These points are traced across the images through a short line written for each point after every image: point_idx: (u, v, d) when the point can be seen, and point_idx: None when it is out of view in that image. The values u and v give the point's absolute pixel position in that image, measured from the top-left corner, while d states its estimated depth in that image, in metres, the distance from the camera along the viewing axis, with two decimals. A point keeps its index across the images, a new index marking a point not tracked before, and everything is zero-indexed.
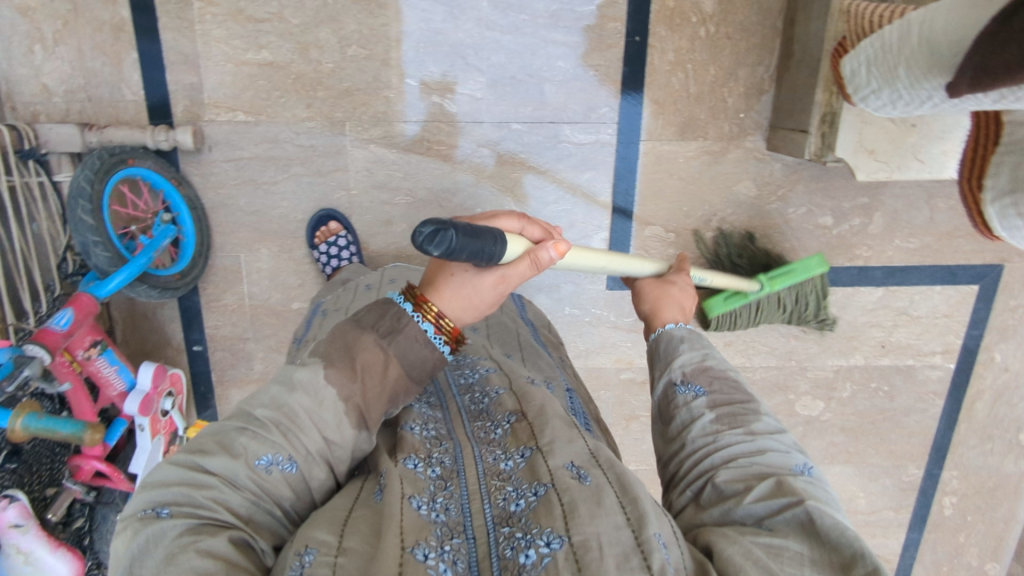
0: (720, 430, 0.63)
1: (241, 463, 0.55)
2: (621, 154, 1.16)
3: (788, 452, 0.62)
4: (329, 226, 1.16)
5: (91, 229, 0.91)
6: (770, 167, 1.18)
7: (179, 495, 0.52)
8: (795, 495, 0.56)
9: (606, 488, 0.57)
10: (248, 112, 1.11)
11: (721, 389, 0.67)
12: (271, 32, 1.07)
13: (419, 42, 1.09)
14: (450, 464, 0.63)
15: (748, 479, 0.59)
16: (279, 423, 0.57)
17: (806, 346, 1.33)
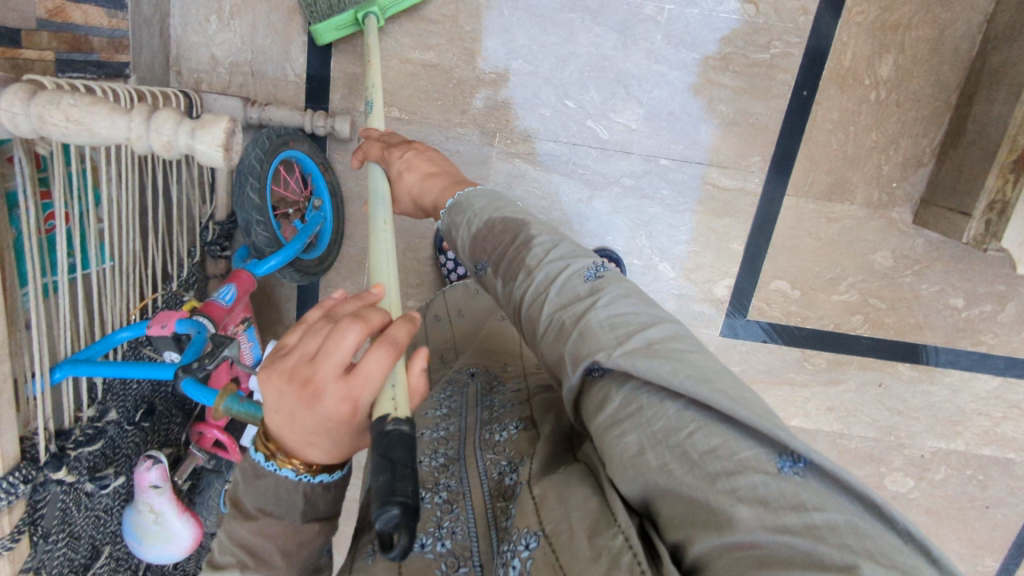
0: (513, 286, 0.54)
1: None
2: (763, 206, 1.15)
3: (570, 264, 0.52)
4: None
5: (255, 208, 0.92)
6: (912, 241, 1.16)
7: None
8: (595, 343, 0.46)
9: (575, 472, 0.49)
10: (403, 110, 1.12)
11: (494, 234, 0.57)
12: (441, 35, 1.08)
13: (585, 66, 1.09)
14: (455, 487, 0.59)
15: (563, 337, 0.49)
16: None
17: (910, 424, 1.29)
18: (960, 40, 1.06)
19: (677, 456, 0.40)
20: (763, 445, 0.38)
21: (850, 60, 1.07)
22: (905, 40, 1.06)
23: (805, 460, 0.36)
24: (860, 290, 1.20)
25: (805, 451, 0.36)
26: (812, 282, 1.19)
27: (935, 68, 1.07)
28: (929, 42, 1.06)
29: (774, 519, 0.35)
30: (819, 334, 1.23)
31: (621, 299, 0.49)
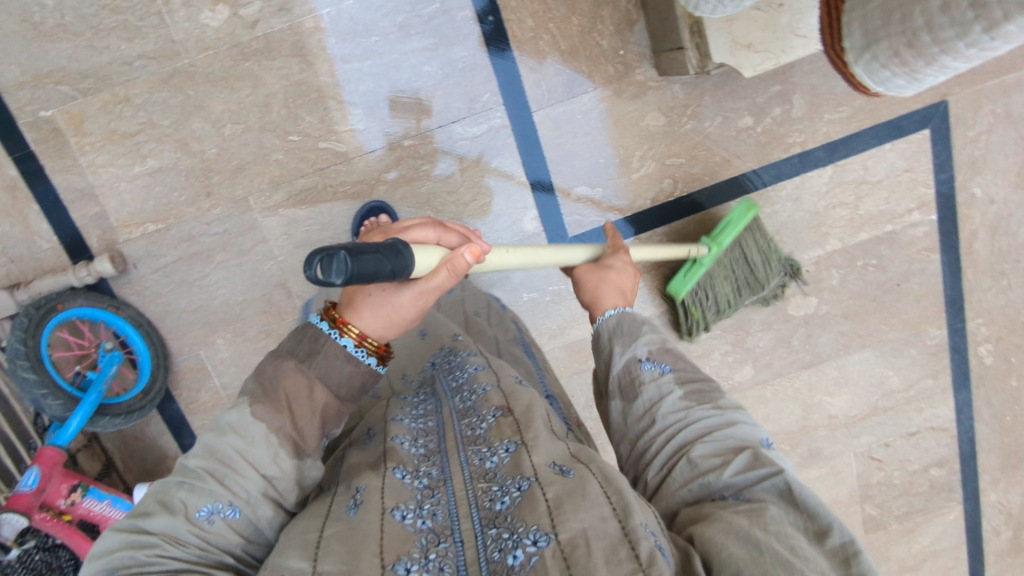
0: (689, 405, 0.58)
1: (183, 517, 0.51)
2: (520, 132, 1.15)
3: (752, 426, 0.58)
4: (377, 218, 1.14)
5: (35, 383, 1.02)
6: (670, 91, 1.15)
7: (124, 559, 0.48)
8: (772, 466, 0.51)
9: (591, 479, 0.51)
10: (157, 221, 1.14)
11: (686, 367, 0.61)
12: (148, 140, 1.10)
13: (287, 98, 1.11)
14: (438, 474, 0.55)
15: (726, 453, 0.54)
16: (214, 470, 0.53)
17: (777, 249, 1.25)
18: None
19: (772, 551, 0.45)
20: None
21: None
22: None
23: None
24: (654, 158, 1.18)
25: None
26: (605, 175, 1.18)
27: None
28: None
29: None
30: (643, 215, 1.21)
31: (785, 464, 0.55)
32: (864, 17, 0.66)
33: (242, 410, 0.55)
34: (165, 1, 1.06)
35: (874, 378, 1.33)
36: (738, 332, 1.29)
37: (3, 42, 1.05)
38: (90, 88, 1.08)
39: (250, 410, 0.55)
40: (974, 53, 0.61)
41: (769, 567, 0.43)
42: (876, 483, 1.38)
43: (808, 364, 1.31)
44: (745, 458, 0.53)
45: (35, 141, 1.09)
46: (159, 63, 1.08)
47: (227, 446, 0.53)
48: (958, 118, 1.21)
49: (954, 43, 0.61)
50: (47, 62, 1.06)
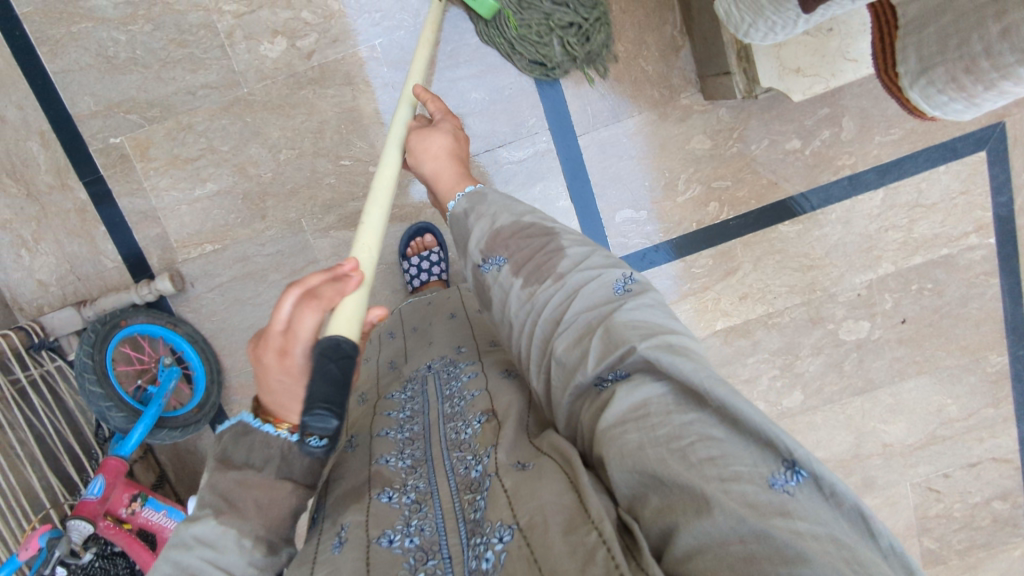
0: (533, 292, 0.61)
1: None
2: (565, 155, 1.17)
3: (600, 276, 0.59)
4: (424, 238, 1.17)
5: (101, 396, 1.06)
6: (716, 115, 1.15)
7: None
8: (627, 342, 0.51)
9: (547, 466, 0.53)
10: (214, 242, 1.19)
11: (516, 246, 0.62)
12: (209, 164, 1.16)
13: (340, 124, 1.14)
14: (424, 487, 0.57)
15: (584, 339, 0.55)
16: None
17: (828, 272, 1.22)
18: None
19: (677, 457, 0.44)
20: (758, 445, 0.44)
21: None
22: None
23: (804, 469, 0.42)
24: (699, 180, 1.18)
25: (808, 461, 0.41)
26: (650, 197, 1.18)
27: None
28: None
29: (760, 511, 0.40)
30: (689, 236, 1.20)
31: (649, 308, 0.56)
32: (920, 44, 0.66)
33: (209, 521, 0.50)
34: (228, 34, 1.11)
35: (932, 407, 1.28)
36: (788, 356, 1.26)
37: (78, 74, 1.12)
38: (156, 116, 1.14)
39: (219, 520, 0.50)
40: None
41: (678, 491, 0.43)
42: (935, 516, 1.32)
43: (860, 391, 1.27)
44: (615, 339, 0.53)
45: (104, 167, 1.15)
46: (221, 93, 1.13)
47: (209, 562, 0.49)
48: (1017, 139, 1.18)
49: (1015, 69, 0.60)
50: (118, 92, 1.13)
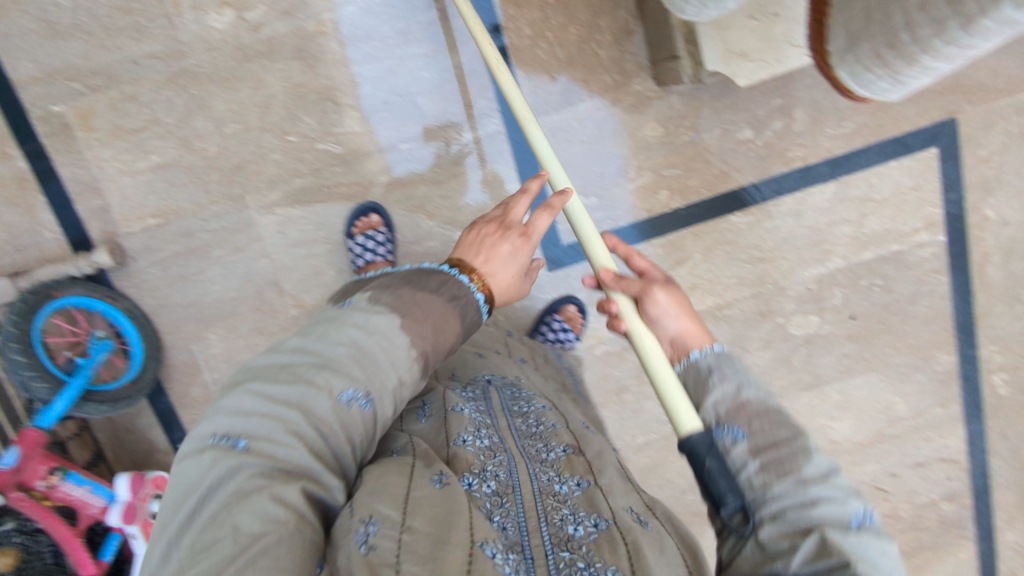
0: (768, 481, 0.50)
1: (328, 395, 0.61)
2: (514, 138, 1.16)
3: (844, 501, 0.49)
4: (371, 218, 1.15)
5: (24, 365, 1.06)
6: (668, 102, 1.15)
7: (259, 429, 0.59)
8: (841, 558, 0.46)
9: (666, 538, 0.59)
10: (156, 216, 1.16)
11: (764, 428, 0.53)
12: (152, 137, 1.14)
13: (287, 100, 1.13)
14: (505, 479, 0.61)
15: (795, 534, 0.48)
16: (359, 361, 0.63)
17: (778, 265, 1.21)
18: None
19: None
20: None
21: None
22: None
23: None
24: (650, 168, 1.17)
25: None
26: (599, 182, 1.17)
27: None
28: None
29: None
30: (639, 223, 1.19)
31: (869, 545, 0.48)
32: (847, 19, 0.65)
33: (392, 318, 0.65)
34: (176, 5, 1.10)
35: (880, 405, 1.27)
36: (736, 349, 1.25)
37: (21, 39, 1.10)
38: (100, 85, 1.12)
39: (398, 320, 0.65)
40: (953, 51, 0.59)
41: None
42: (881, 515, 1.31)
43: (809, 386, 1.27)
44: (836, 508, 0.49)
45: (45, 135, 1.13)
46: (167, 63, 1.12)
47: (366, 343, 0.64)
48: (969, 136, 1.18)
49: (933, 41, 0.59)
50: (61, 59, 1.11)
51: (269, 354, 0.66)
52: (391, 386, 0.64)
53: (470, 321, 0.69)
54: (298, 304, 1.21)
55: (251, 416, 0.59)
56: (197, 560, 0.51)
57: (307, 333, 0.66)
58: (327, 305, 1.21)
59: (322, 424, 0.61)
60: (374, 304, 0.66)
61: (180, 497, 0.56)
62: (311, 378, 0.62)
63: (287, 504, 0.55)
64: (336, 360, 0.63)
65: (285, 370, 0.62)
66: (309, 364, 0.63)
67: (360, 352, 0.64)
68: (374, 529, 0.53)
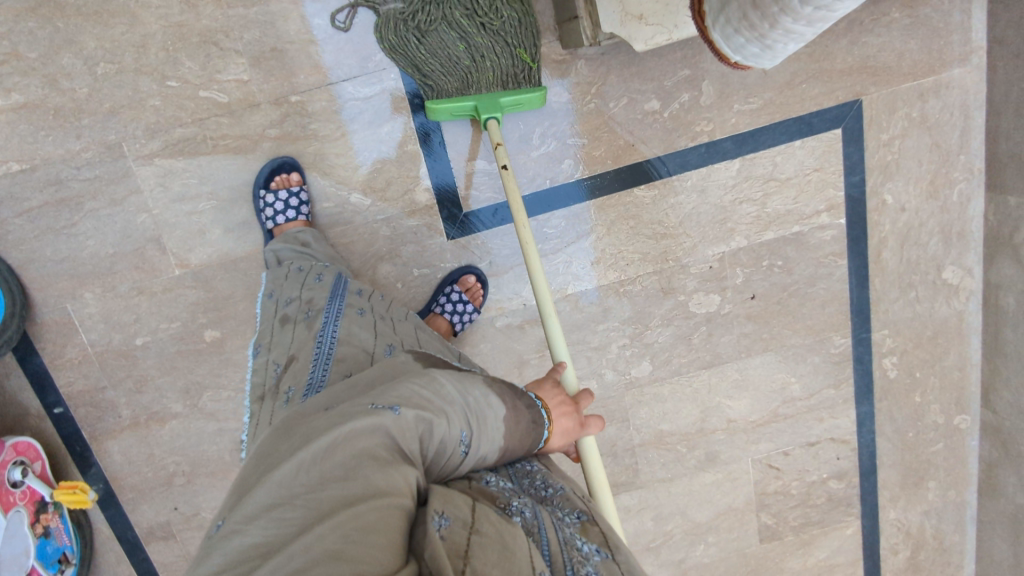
0: None
1: (458, 425, 0.62)
2: (413, 96, 1.10)
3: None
4: (290, 176, 1.09)
5: None
6: (574, 68, 1.12)
7: (412, 412, 0.59)
8: None
9: None
10: (21, 160, 1.07)
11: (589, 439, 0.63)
12: (14, 73, 1.04)
13: (166, 41, 1.05)
14: (530, 516, 0.59)
15: None
16: (477, 418, 0.64)
17: (681, 242, 1.20)
18: None
19: None
20: None
21: None
22: None
23: None
24: (555, 136, 1.15)
25: None
26: None
27: None
28: None
29: None
30: (544, 193, 1.17)
31: None
32: None
33: (500, 404, 0.66)
34: None
35: (776, 385, 1.29)
36: (637, 326, 1.24)
37: None
38: None
39: (502, 407, 0.66)
40: (808, 14, 0.58)
41: None
42: (773, 492, 1.33)
43: (708, 365, 1.27)
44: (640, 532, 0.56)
45: None
46: None
47: (484, 408, 0.65)
48: (872, 119, 1.18)
49: (789, 1, 0.58)
50: None
51: (418, 373, 0.66)
52: (489, 451, 0.65)
53: (529, 441, 0.70)
54: (180, 263, 1.13)
55: (406, 400, 0.60)
56: (320, 491, 0.52)
57: (449, 373, 0.67)
58: (212, 266, 1.14)
59: (444, 450, 0.60)
60: (494, 382, 0.68)
61: (316, 434, 0.56)
62: (446, 396, 0.63)
63: (408, 481, 0.54)
64: (468, 405, 0.64)
65: (433, 388, 0.63)
66: (451, 394, 0.64)
67: (475, 411, 0.64)
68: (446, 522, 0.52)
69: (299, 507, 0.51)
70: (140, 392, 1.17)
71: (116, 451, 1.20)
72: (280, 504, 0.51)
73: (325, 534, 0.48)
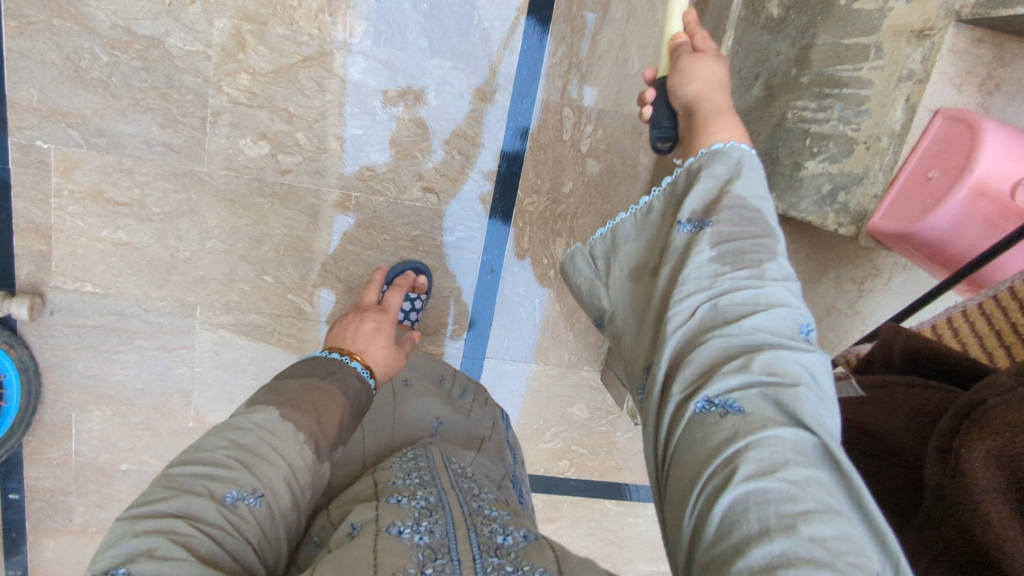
0: None
1: (213, 499, 0.54)
2: (467, 367, 1.23)
3: (794, 306, 0.47)
4: (418, 279, 1.12)
5: None
6: (603, 396, 1.28)
7: (146, 543, 0.48)
8: None
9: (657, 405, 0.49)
10: (96, 285, 1.11)
11: (734, 222, 0.49)
12: (129, 215, 1.08)
13: (280, 245, 1.12)
14: (433, 500, 0.59)
15: None
16: (242, 459, 0.58)
17: (623, 551, 1.39)
18: None
19: None
20: None
21: (529, 243, 1.17)
22: (574, 227, 1.16)
23: None
24: (563, 438, 1.30)
25: None
26: (517, 431, 1.28)
27: None
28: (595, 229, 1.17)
29: None
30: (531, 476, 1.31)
31: None
32: None
33: (269, 411, 0.63)
34: (215, 113, 1.04)
35: None
36: None
37: (35, 65, 0.99)
38: (100, 146, 1.04)
39: (276, 411, 0.64)
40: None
41: None
42: None
43: None
44: (817, 515, 0.37)
45: (15, 162, 1.03)
46: (179, 159, 1.06)
47: (246, 437, 0.60)
48: None
49: None
50: (69, 103, 1.01)
51: (155, 480, 0.56)
52: (278, 482, 0.59)
53: (353, 389, 0.74)
54: (198, 418, 1.21)
55: (136, 539, 0.48)
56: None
57: (191, 449, 0.59)
58: None
59: (217, 529, 0.52)
60: (247, 408, 0.64)
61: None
62: (193, 490, 0.54)
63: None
64: (226, 461, 0.58)
65: (171, 485, 0.54)
66: (201, 478, 0.55)
67: (245, 452, 0.59)
68: None
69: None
70: (101, 508, 1.24)
71: (48, 548, 1.26)
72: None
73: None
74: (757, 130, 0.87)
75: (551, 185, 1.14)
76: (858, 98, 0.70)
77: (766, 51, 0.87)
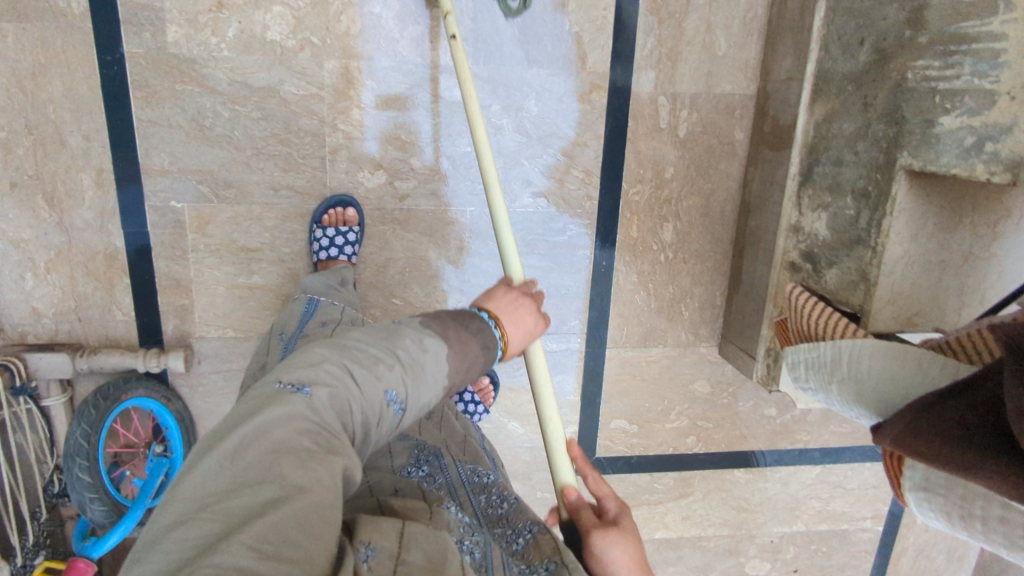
0: None
1: (384, 385, 0.59)
2: (590, 359, 1.28)
3: None
4: (346, 212, 1.11)
5: (87, 486, 1.06)
6: (722, 369, 1.31)
7: (315, 378, 0.57)
8: None
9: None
10: (238, 330, 1.17)
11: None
12: (262, 259, 1.13)
13: (404, 268, 1.17)
14: (480, 556, 0.59)
15: None
16: (404, 371, 0.61)
17: (755, 517, 1.42)
18: (724, 203, 1.21)
19: None
20: None
21: (637, 232, 1.21)
22: (680, 210, 1.20)
23: None
24: (688, 416, 1.34)
25: None
26: (643, 413, 1.32)
27: (710, 229, 1.22)
28: (700, 209, 1.21)
29: None
30: (661, 456, 1.35)
31: None
32: None
33: (441, 344, 0.63)
34: (333, 150, 1.09)
35: None
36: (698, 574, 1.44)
37: (163, 130, 1.05)
38: (229, 198, 1.10)
39: (445, 346, 0.63)
40: None
41: None
42: None
43: None
44: None
45: (153, 225, 1.10)
46: (304, 199, 1.11)
47: (419, 359, 0.62)
48: None
49: None
50: (197, 161, 1.07)
51: (329, 342, 0.62)
52: (429, 392, 0.63)
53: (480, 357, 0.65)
54: None
55: (304, 371, 0.58)
56: (235, 496, 0.48)
57: (375, 333, 0.63)
58: None
59: (358, 409, 0.58)
60: (426, 325, 0.64)
61: (211, 445, 0.51)
62: (354, 362, 0.60)
63: (318, 460, 0.51)
64: (397, 361, 0.61)
65: (339, 352, 0.61)
66: (370, 363, 0.60)
67: (401, 365, 0.61)
68: (372, 555, 0.52)
69: (206, 522, 0.46)
70: None
71: None
72: (185, 522, 0.46)
73: (254, 537, 0.45)
74: (872, 93, 0.90)
75: (654, 173, 1.18)
76: (992, 52, 0.74)
77: (867, 14, 0.91)
